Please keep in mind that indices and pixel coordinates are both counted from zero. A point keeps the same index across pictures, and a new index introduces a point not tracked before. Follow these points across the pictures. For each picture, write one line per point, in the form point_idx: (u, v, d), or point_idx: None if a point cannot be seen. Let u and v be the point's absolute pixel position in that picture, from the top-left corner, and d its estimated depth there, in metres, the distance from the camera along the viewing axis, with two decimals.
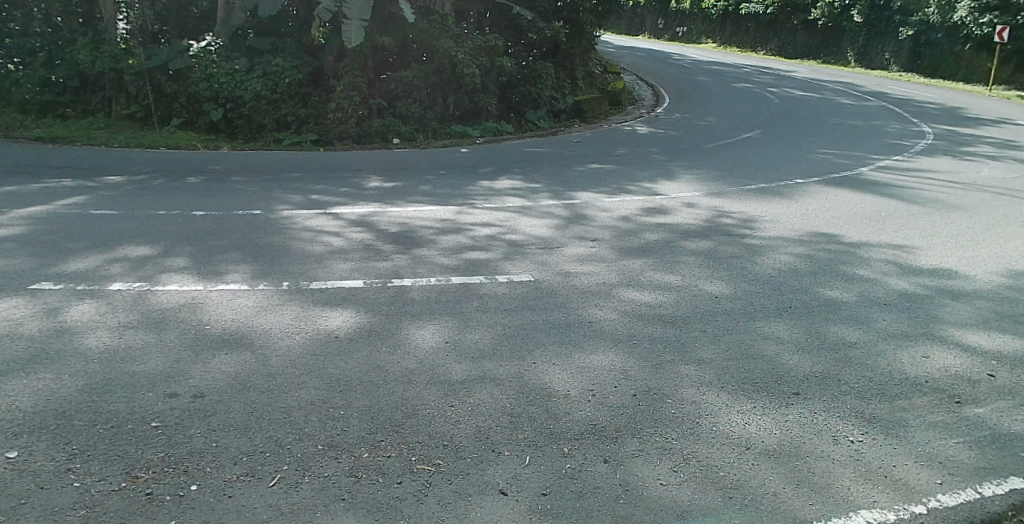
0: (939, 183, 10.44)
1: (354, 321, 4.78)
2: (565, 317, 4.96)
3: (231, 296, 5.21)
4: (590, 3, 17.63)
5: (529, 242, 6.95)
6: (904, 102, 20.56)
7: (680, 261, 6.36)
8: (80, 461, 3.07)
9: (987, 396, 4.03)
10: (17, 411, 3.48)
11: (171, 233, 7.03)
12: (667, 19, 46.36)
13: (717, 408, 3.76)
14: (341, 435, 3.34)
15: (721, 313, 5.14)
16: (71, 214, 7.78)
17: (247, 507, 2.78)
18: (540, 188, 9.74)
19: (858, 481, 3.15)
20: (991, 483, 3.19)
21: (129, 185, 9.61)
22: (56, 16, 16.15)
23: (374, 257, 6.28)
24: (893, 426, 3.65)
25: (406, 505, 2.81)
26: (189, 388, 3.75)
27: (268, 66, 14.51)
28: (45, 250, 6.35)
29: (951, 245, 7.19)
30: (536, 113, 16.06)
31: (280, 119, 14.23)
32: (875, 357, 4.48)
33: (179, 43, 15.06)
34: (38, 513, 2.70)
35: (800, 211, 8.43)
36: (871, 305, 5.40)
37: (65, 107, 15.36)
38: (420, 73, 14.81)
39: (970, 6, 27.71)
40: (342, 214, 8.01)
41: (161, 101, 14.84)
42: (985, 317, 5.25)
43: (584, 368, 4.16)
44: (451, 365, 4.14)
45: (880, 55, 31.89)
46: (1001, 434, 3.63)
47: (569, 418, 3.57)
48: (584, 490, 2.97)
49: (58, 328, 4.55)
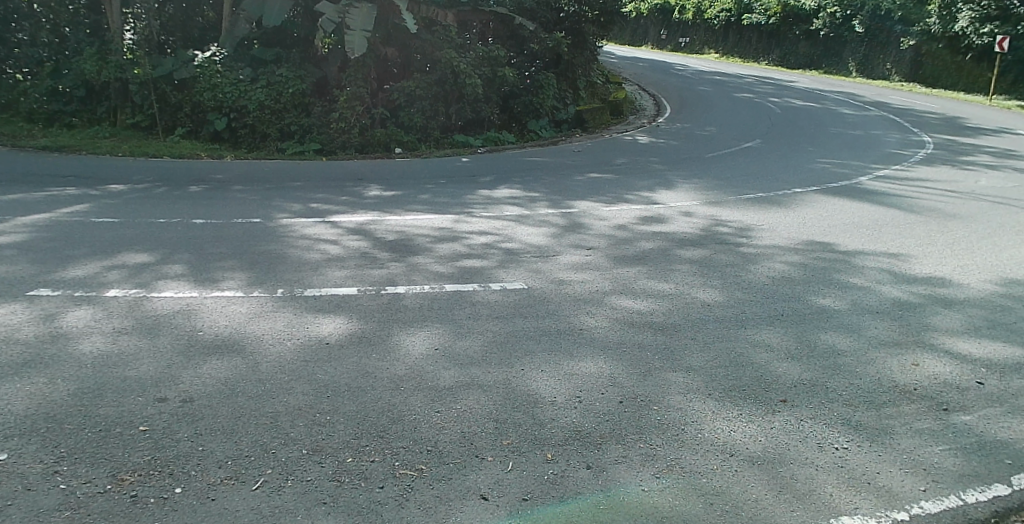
0: (937, 192, 10.46)
1: (346, 327, 4.81)
2: (556, 325, 4.98)
3: (225, 303, 5.25)
4: (592, 15, 17.79)
5: (524, 250, 6.98)
6: (905, 112, 20.61)
7: (674, 269, 6.40)
8: (67, 463, 3.10)
9: (975, 404, 4.03)
10: (9, 414, 3.53)
11: (171, 240, 7.10)
12: (669, 29, 46.38)
13: (703, 415, 3.77)
14: (327, 439, 3.37)
15: (711, 320, 5.16)
16: (73, 222, 7.86)
17: (229, 510, 2.81)
18: (539, 197, 9.80)
19: (841, 487, 3.16)
20: (975, 490, 3.19)
21: (132, 193, 9.70)
22: (63, 26, 16.32)
23: (370, 265, 6.34)
24: (879, 434, 3.65)
25: (388, 510, 2.84)
26: (180, 392, 3.79)
27: (273, 76, 14.66)
28: (44, 257, 6.44)
29: (947, 254, 7.18)
30: (537, 123, 16.18)
31: (283, 128, 14.35)
32: (866, 365, 4.48)
33: (184, 54, 15.19)
34: (24, 514, 2.74)
35: (798, 220, 8.45)
36: (865, 313, 5.41)
37: (71, 116, 15.50)
38: (422, 84, 14.85)
39: (970, 16, 28.08)
40: (341, 222, 8.07)
41: (166, 110, 14.93)
42: (977, 325, 5.25)
43: (572, 374, 4.19)
44: (440, 372, 4.16)
45: (882, 65, 32.04)
46: (987, 442, 3.63)
47: (555, 424, 3.59)
48: (565, 495, 2.99)
49: (54, 333, 4.59)
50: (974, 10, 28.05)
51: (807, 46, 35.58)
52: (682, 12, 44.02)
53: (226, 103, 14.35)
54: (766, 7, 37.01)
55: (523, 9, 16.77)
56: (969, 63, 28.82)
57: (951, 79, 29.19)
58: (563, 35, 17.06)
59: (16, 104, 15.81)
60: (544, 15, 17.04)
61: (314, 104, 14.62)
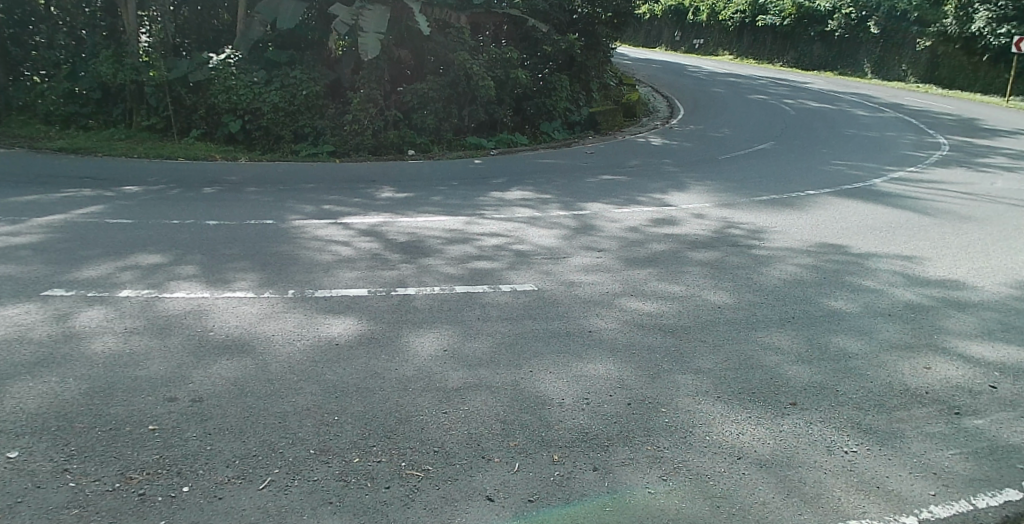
0: (952, 194, 10.34)
1: (355, 328, 4.84)
2: (565, 327, 4.97)
3: (236, 304, 5.29)
4: (605, 16, 17.76)
5: (535, 252, 6.98)
6: (920, 113, 20.41)
7: (686, 271, 6.37)
8: (77, 462, 3.13)
9: (987, 407, 3.98)
10: (21, 412, 3.57)
11: (184, 241, 7.16)
12: (683, 31, 46.18)
13: (711, 417, 3.75)
14: (334, 439, 3.38)
15: (722, 323, 5.12)
16: (87, 223, 7.94)
17: (236, 508, 2.83)
18: (550, 199, 9.79)
19: (849, 491, 3.13)
20: (986, 495, 3.15)
21: (146, 195, 9.77)
22: (80, 29, 16.52)
23: (380, 266, 6.36)
24: (889, 438, 3.61)
25: (393, 509, 2.85)
26: (189, 392, 3.82)
27: (286, 79, 14.75)
28: (59, 257, 6.52)
29: (961, 257, 7.10)
30: (550, 126, 16.17)
31: (297, 131, 14.44)
32: (877, 369, 4.44)
33: (199, 56, 15.26)
34: (33, 512, 2.77)
35: (812, 222, 8.37)
36: (876, 316, 5.36)
37: (87, 118, 15.65)
38: (435, 86, 14.86)
39: (987, 16, 27.91)
40: (353, 224, 8.10)
41: (181, 113, 15.07)
42: (990, 328, 5.19)
43: (580, 376, 4.18)
44: (448, 372, 4.17)
45: (897, 66, 31.76)
46: (999, 446, 3.58)
47: (561, 426, 3.59)
48: (571, 497, 2.98)
49: (66, 333, 4.64)
50: (991, 11, 27.89)
51: (822, 47, 35.33)
52: (697, 13, 43.83)
53: (240, 105, 14.45)
54: (781, 8, 36.78)
55: (536, 11, 16.77)
56: (986, 64, 28.52)
57: (968, 80, 28.91)
58: (576, 37, 17.05)
59: (34, 106, 15.98)
60: (557, 17, 17.01)
61: (327, 107, 14.67)
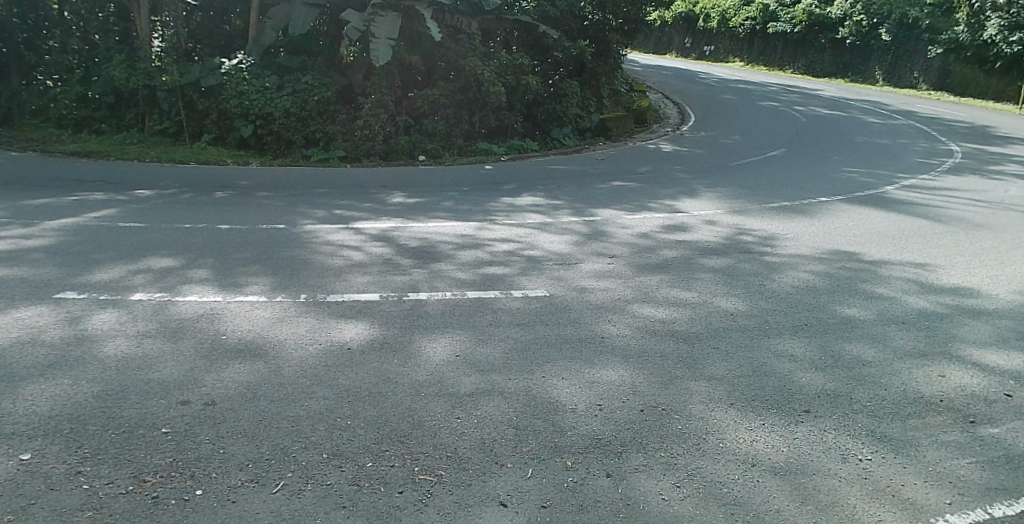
0: (966, 202, 10.29)
1: (367, 333, 4.84)
2: (578, 333, 4.96)
3: (249, 307, 5.31)
4: (615, 23, 17.77)
5: (546, 257, 6.96)
6: (932, 121, 20.34)
7: (698, 278, 6.34)
8: (90, 463, 3.15)
9: (1003, 416, 3.94)
10: (34, 415, 3.59)
11: (196, 245, 7.20)
12: (695, 37, 46.02)
13: (725, 425, 3.72)
14: (347, 444, 3.38)
15: (735, 329, 5.11)
16: (100, 226, 8.00)
17: (249, 511, 2.83)
18: (562, 205, 9.79)
19: (866, 500, 3.10)
20: (1003, 504, 3.11)
21: (158, 199, 9.82)
22: (93, 34, 16.76)
23: (392, 271, 6.36)
24: (904, 446, 3.57)
25: (405, 515, 2.84)
26: (202, 396, 3.83)
27: (298, 84, 14.84)
28: (72, 260, 6.55)
29: (976, 264, 7.05)
30: (561, 131, 16.13)
31: (308, 135, 14.48)
32: (891, 376, 4.41)
33: (212, 61, 15.38)
34: (48, 513, 2.78)
35: (824, 229, 8.34)
36: (889, 323, 5.32)
37: (99, 121, 15.71)
38: (446, 92, 14.96)
39: (999, 25, 28.21)
40: (364, 229, 8.11)
41: (193, 117, 15.13)
42: (1005, 336, 5.14)
43: (593, 382, 4.16)
44: (460, 378, 4.16)
45: (909, 73, 31.72)
46: (1015, 456, 3.53)
47: (574, 432, 3.57)
48: (584, 503, 2.97)
49: (80, 336, 4.68)
50: (1002, 18, 28.18)
51: (833, 54, 35.15)
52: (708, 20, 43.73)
53: (252, 109, 14.47)
54: (791, 16, 36.58)
55: (546, 17, 16.88)
56: (998, 72, 28.60)
57: (979, 87, 28.98)
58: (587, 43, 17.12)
59: (46, 110, 16.06)
60: (568, 23, 17.17)
61: (338, 112, 14.77)
